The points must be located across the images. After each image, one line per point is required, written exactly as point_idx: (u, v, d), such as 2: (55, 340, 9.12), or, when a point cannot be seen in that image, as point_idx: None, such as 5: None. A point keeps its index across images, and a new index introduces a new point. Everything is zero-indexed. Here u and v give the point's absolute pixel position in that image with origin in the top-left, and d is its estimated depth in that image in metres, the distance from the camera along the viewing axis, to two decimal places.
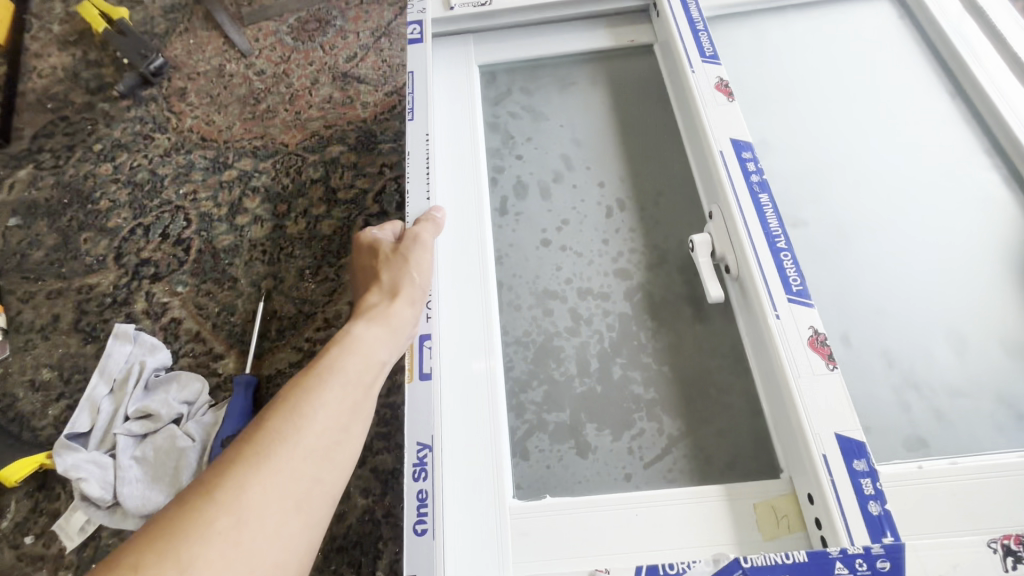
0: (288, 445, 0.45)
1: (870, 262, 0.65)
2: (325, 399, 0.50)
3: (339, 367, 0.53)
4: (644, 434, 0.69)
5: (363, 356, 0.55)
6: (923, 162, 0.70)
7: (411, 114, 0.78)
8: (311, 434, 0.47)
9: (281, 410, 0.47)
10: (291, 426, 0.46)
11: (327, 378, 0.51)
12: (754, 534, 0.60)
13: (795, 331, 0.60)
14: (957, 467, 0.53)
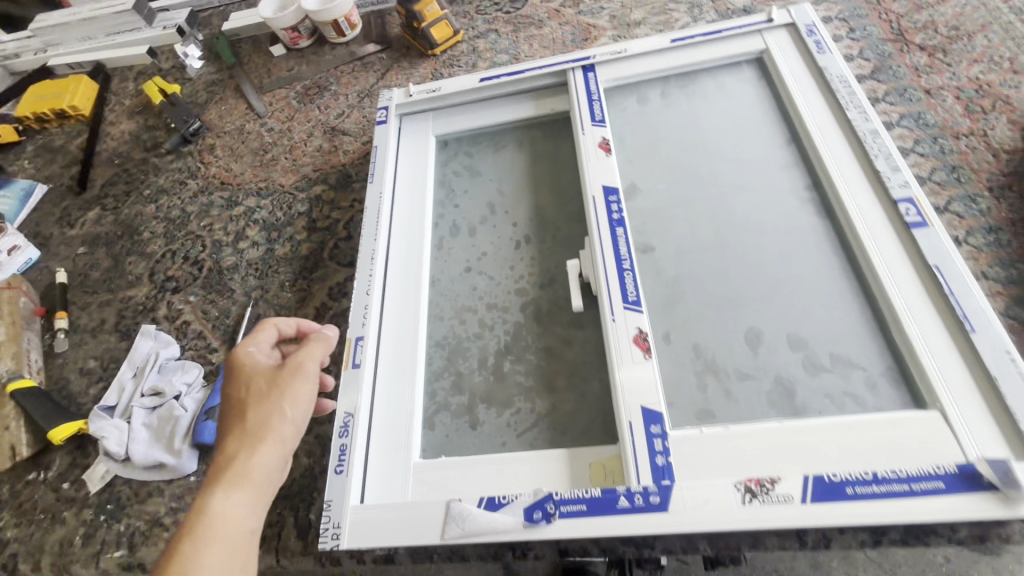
0: (218, 536, 0.60)
1: (698, 275, 0.85)
2: (245, 480, 0.64)
3: (254, 443, 0.67)
4: (520, 413, 0.86)
5: (275, 434, 0.69)
6: (753, 202, 0.90)
7: (372, 180, 1.10)
8: (232, 530, 0.61)
9: (209, 515, 0.61)
10: (213, 536, 0.60)
11: (248, 459, 0.66)
12: (584, 484, 0.76)
13: (625, 330, 0.81)
14: (727, 431, 0.71)
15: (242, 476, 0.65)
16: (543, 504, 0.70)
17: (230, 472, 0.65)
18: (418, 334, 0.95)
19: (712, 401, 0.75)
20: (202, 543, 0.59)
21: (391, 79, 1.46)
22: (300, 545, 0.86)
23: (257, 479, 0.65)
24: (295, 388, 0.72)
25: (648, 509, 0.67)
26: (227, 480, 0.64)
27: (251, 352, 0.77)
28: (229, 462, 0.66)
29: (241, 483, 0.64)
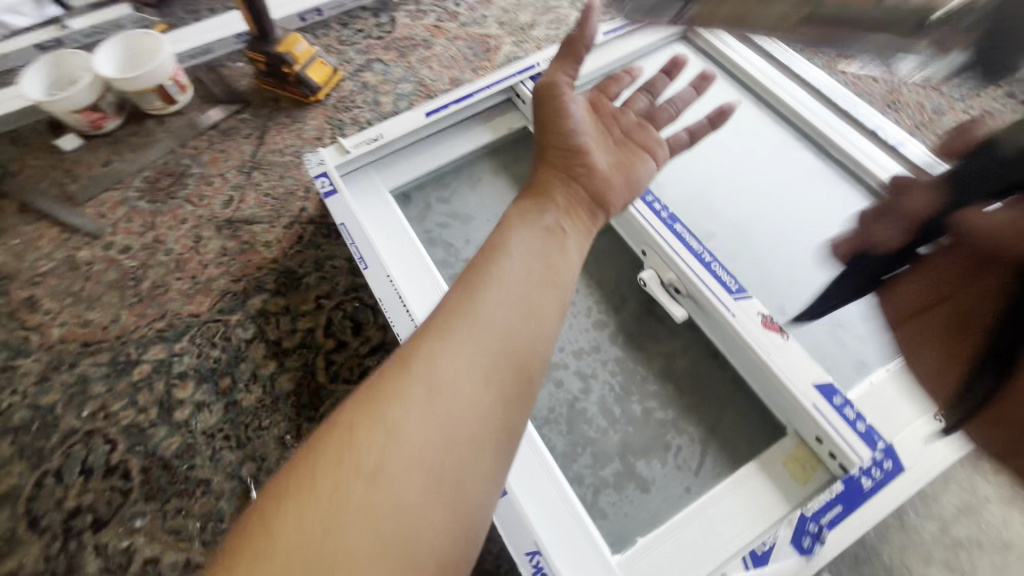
0: (403, 443, 0.45)
1: (772, 246, 0.87)
2: (428, 415, 0.47)
3: (448, 390, 0.48)
4: (682, 449, 0.78)
5: (468, 375, 0.49)
6: (765, 163, 0.96)
7: (365, 265, 0.89)
8: (412, 498, 0.43)
9: (377, 431, 0.45)
10: (399, 455, 0.44)
11: (440, 410, 0.47)
12: (793, 486, 0.72)
13: (750, 320, 0.79)
14: (890, 371, 0.74)
15: (427, 375, 0.49)
16: (805, 528, 0.64)
17: (391, 376, 0.49)
18: (521, 416, 0.76)
19: (856, 351, 0.78)
20: (374, 434, 0.45)
21: (276, 141, 1.16)
22: None
23: (459, 439, 0.47)
24: (519, 322, 0.54)
25: (888, 479, 0.67)
26: (389, 404, 0.47)
27: (555, 168, 0.70)
28: (413, 352, 0.51)
29: (415, 397, 0.47)
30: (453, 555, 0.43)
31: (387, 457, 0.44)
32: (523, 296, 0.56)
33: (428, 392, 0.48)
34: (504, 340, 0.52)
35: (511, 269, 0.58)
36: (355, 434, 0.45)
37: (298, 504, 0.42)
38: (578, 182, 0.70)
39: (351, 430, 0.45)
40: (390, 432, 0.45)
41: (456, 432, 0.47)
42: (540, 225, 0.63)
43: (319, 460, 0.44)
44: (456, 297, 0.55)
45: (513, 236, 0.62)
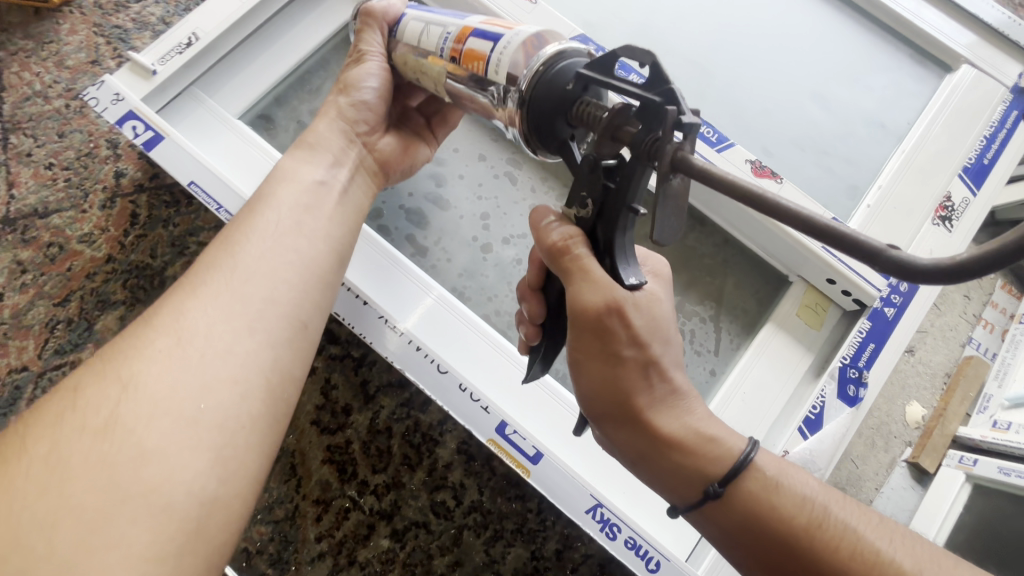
0: (156, 394, 0.34)
1: (739, 77, 0.75)
2: (174, 360, 0.36)
3: (206, 325, 0.38)
4: (697, 333, 0.71)
5: (226, 318, 0.39)
6: None
7: None
8: (175, 442, 0.33)
9: (117, 392, 0.34)
10: (148, 404, 0.33)
11: (193, 340, 0.37)
12: (811, 333, 0.69)
13: (740, 172, 0.68)
14: (883, 189, 0.68)
15: (177, 313, 0.38)
16: (845, 375, 0.61)
17: (129, 332, 0.37)
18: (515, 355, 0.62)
19: (844, 176, 0.71)
20: (108, 390, 0.34)
21: (26, 81, 0.76)
22: None
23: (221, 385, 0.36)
24: (286, 260, 0.44)
25: (907, 299, 0.65)
26: (123, 361, 0.35)
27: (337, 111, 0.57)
28: (157, 306, 0.39)
29: (169, 342, 0.36)
30: (226, 491, 0.34)
31: (130, 413, 0.33)
32: (297, 225, 0.47)
33: (178, 346, 0.36)
34: (273, 279, 0.42)
35: (277, 214, 0.47)
36: (77, 396, 0.33)
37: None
38: (354, 131, 0.57)
39: (72, 395, 0.33)
40: (132, 385, 0.34)
41: (216, 372, 0.36)
42: (305, 180, 0.51)
43: (25, 439, 0.31)
44: (214, 252, 0.43)
45: (290, 183, 0.50)
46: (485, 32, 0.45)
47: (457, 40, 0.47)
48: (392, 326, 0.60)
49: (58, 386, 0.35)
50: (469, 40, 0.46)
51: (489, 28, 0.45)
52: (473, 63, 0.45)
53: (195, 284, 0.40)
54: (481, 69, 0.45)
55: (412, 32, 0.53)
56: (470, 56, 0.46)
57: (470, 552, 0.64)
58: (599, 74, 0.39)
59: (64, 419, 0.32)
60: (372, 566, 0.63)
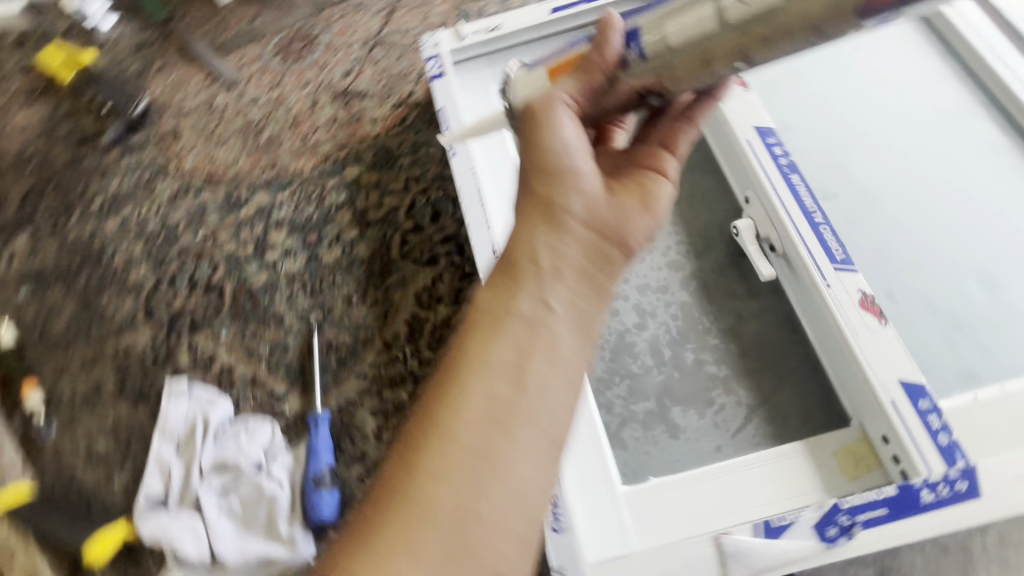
0: (506, 437, 0.49)
1: (902, 225, 0.75)
2: (537, 425, 0.50)
3: (492, 420, 0.49)
4: (725, 409, 0.74)
5: (537, 373, 0.51)
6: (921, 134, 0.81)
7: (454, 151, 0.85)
8: (529, 470, 0.49)
9: (422, 504, 0.46)
10: (516, 467, 0.48)
11: (481, 445, 0.48)
12: (838, 479, 0.64)
13: (846, 295, 0.69)
14: (1006, 391, 0.62)
15: (474, 420, 0.49)
16: (833, 515, 0.62)
17: (447, 391, 0.50)
18: None
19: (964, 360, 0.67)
20: (461, 456, 0.48)
21: (401, 23, 1.17)
22: None
23: (529, 435, 0.50)
24: (541, 347, 0.52)
25: (957, 498, 0.60)
26: (424, 485, 0.47)
27: (555, 140, 0.57)
28: (470, 365, 0.51)
29: (516, 453, 0.48)
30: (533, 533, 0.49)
31: (460, 497, 0.47)
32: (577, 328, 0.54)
33: (502, 431, 0.49)
34: (589, 269, 0.55)
35: (565, 287, 0.54)
36: (422, 468, 0.47)
37: (403, 521, 0.46)
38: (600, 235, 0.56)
39: (421, 493, 0.47)
40: (478, 449, 0.48)
41: (539, 435, 0.50)
42: (527, 313, 0.53)
43: (377, 518, 0.46)
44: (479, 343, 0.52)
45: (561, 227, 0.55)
46: None
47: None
48: (490, 253, 0.78)
49: (394, 453, 0.50)
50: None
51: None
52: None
53: (466, 376, 0.51)
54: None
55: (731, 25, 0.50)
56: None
57: None
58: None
59: (433, 465, 0.47)
60: (388, 406, 0.83)
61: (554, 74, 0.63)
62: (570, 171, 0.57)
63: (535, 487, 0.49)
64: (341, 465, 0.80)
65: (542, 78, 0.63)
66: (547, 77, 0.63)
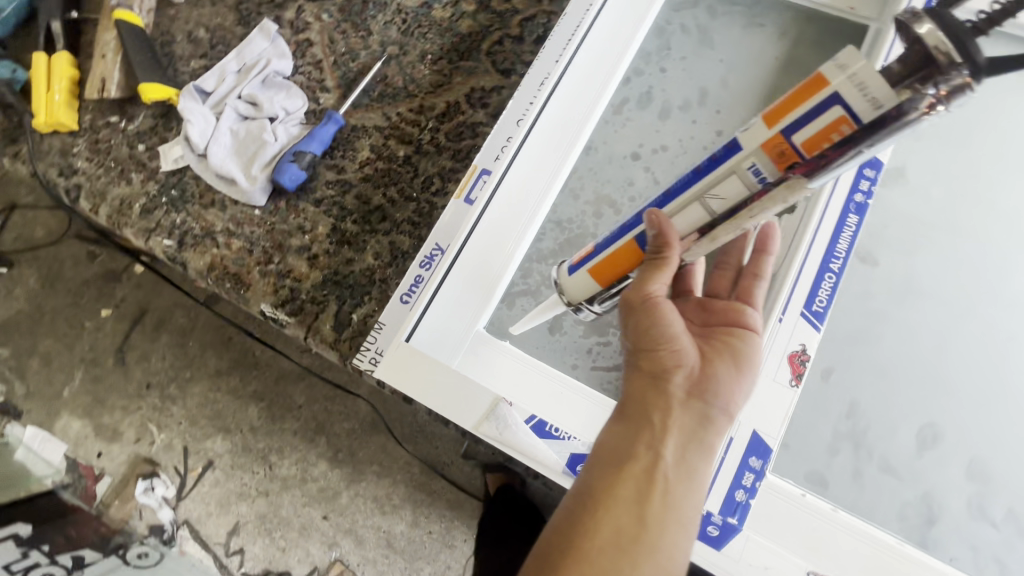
0: (651, 518, 0.50)
1: (907, 335, 0.65)
2: (664, 503, 0.51)
3: (632, 492, 0.51)
4: (607, 345, 0.74)
5: (683, 469, 0.52)
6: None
7: None
8: (674, 552, 0.51)
9: (580, 551, 0.50)
10: (672, 537, 0.51)
11: (644, 511, 0.51)
12: None
13: (785, 338, 0.63)
14: (833, 514, 0.57)
15: (618, 500, 0.51)
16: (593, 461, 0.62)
17: (603, 467, 0.53)
18: (547, 194, 0.75)
19: (830, 469, 0.61)
20: (639, 485, 0.51)
21: None
22: (332, 336, 0.81)
23: (674, 503, 0.51)
24: (634, 414, 0.53)
25: (701, 537, 0.57)
26: (571, 540, 0.50)
27: (660, 323, 0.54)
28: (603, 450, 0.54)
29: (675, 532, 0.51)
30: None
31: (621, 555, 0.49)
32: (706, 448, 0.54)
33: (663, 501, 0.51)
34: (694, 412, 0.53)
35: (686, 414, 0.53)
36: (615, 482, 0.52)
37: (591, 509, 0.51)
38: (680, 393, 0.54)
39: (569, 552, 0.50)
40: (633, 520, 0.50)
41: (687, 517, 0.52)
42: (684, 424, 0.53)
43: (587, 506, 0.51)
44: (608, 439, 0.54)
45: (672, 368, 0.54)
46: (796, 142, 0.41)
47: (769, 144, 0.42)
48: (541, 86, 0.78)
49: (581, 489, 0.53)
50: (792, 143, 0.41)
51: (800, 120, 0.40)
52: (830, 131, 0.39)
53: (630, 424, 0.53)
54: (851, 128, 0.38)
55: (713, 195, 0.48)
56: (809, 142, 0.40)
57: (400, 206, 0.87)
58: (880, 111, 0.37)
59: (614, 489, 0.51)
60: (385, 150, 0.90)
61: (600, 275, 0.59)
62: (676, 337, 0.54)
63: (690, 523, 0.52)
64: (322, 162, 0.91)
65: (592, 279, 0.59)
66: (592, 276, 0.59)
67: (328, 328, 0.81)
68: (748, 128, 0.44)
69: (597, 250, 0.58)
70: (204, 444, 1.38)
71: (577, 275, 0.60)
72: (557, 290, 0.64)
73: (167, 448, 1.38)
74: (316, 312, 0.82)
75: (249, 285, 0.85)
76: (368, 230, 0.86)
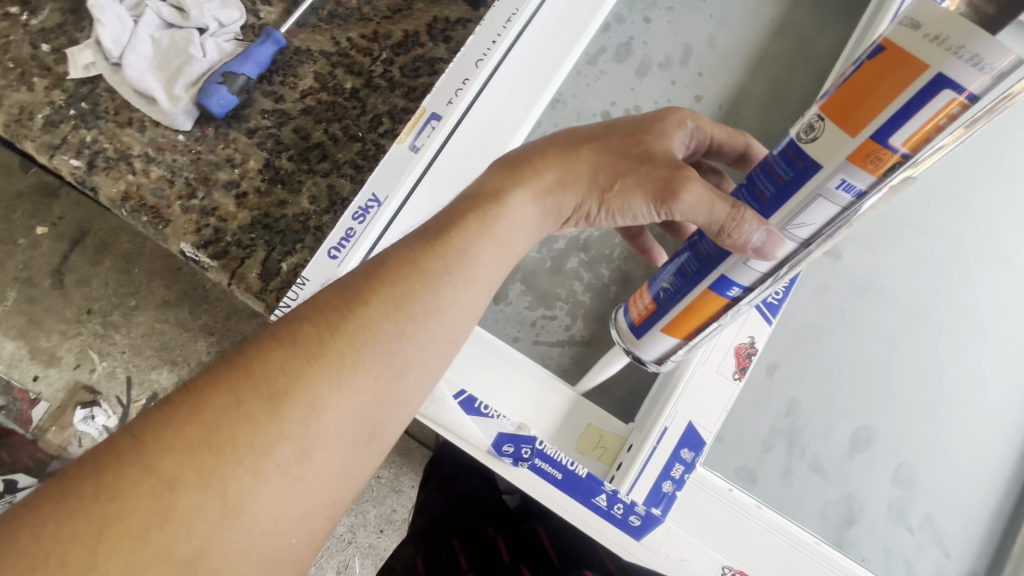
0: (283, 418, 0.39)
1: (858, 335, 0.63)
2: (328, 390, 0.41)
3: (287, 403, 0.39)
4: (554, 319, 0.70)
5: (370, 384, 0.42)
6: (982, 287, 0.63)
7: None
8: (335, 414, 0.41)
9: (227, 419, 0.38)
10: (302, 403, 0.40)
11: (289, 374, 0.40)
12: (568, 441, 0.63)
13: (735, 330, 0.60)
14: (756, 510, 0.57)
15: (273, 395, 0.39)
16: (520, 442, 0.57)
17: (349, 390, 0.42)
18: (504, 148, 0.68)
19: (758, 465, 0.60)
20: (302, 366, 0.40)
21: None
22: (258, 285, 0.74)
23: (291, 403, 0.39)
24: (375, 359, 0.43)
25: (623, 526, 0.55)
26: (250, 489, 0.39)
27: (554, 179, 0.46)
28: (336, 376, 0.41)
29: (264, 423, 0.39)
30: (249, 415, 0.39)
31: (76, 527, 0.34)
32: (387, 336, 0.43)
33: (273, 401, 0.39)
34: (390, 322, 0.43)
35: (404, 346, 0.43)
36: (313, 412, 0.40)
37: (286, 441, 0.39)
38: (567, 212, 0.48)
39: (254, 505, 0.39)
40: (150, 481, 0.36)
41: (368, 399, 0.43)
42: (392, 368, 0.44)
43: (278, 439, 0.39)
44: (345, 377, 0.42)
45: (467, 263, 0.45)
46: (903, 140, 0.31)
47: (862, 153, 0.32)
48: (507, 21, 0.68)
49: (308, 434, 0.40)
50: (891, 145, 0.31)
51: (898, 112, 0.30)
52: (942, 121, 0.29)
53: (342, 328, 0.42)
54: (963, 107, 0.29)
55: (800, 225, 0.37)
56: (915, 138, 0.30)
57: (346, 148, 0.78)
58: (997, 76, 0.27)
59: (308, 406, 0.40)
60: (330, 80, 0.80)
61: (678, 329, 0.48)
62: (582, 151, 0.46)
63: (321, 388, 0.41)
64: (257, 87, 0.80)
65: (674, 338, 0.48)
66: (671, 334, 0.48)
67: (256, 276, 0.74)
68: (819, 139, 0.34)
69: (661, 306, 0.48)
70: (149, 375, 1.29)
71: (646, 333, 0.50)
72: (627, 353, 0.54)
73: (109, 377, 1.28)
74: (243, 257, 0.75)
75: (168, 220, 0.76)
76: (306, 171, 0.77)
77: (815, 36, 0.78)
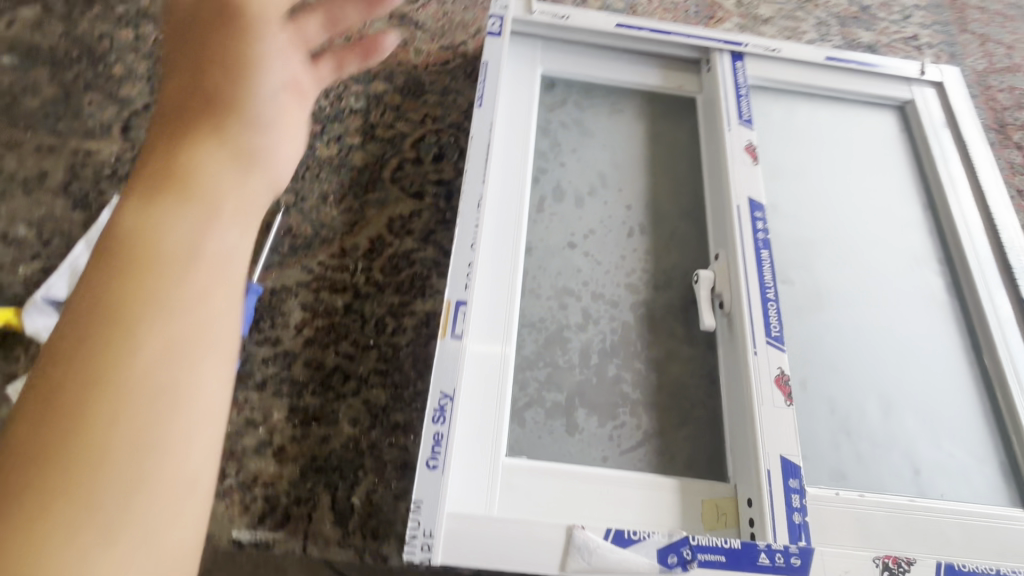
0: (66, 471, 0.31)
1: (835, 329, 0.81)
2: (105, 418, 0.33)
3: (98, 471, 0.32)
4: (625, 425, 0.77)
5: (135, 402, 0.34)
6: (880, 262, 0.87)
7: (480, 105, 0.85)
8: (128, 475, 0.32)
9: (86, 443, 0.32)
10: (98, 410, 0.33)
11: (81, 414, 0.32)
12: (696, 523, 0.70)
13: (766, 367, 0.74)
14: (862, 498, 0.68)
15: (68, 486, 0.31)
16: (678, 547, 0.62)
17: (150, 365, 0.35)
18: (513, 305, 0.78)
19: (837, 462, 0.72)
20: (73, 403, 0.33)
21: None
22: (337, 532, 0.70)
23: (82, 471, 0.31)
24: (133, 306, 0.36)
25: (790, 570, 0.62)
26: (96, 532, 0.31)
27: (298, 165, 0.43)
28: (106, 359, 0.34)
29: (88, 472, 0.32)
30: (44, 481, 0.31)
31: None
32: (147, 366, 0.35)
33: (44, 473, 0.31)
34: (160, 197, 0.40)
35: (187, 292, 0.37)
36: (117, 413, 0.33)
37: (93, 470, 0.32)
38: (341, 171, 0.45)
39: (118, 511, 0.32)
40: None
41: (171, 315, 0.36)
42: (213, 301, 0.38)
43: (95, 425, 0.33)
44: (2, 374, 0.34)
45: (181, 251, 0.38)
46: None
47: None
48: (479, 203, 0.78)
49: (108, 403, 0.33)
50: None
51: None
52: None
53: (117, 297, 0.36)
54: None
55: None
56: None
57: (363, 359, 0.80)
58: None
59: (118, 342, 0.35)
60: (319, 305, 0.83)
61: None
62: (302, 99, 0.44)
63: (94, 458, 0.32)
64: (250, 339, 0.79)
65: None
66: None
67: (330, 524, 0.71)
68: None
69: None
70: None
71: None
72: None
73: None
74: (309, 511, 0.71)
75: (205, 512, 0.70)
76: (333, 398, 0.77)
77: (678, 131, 1.02)
